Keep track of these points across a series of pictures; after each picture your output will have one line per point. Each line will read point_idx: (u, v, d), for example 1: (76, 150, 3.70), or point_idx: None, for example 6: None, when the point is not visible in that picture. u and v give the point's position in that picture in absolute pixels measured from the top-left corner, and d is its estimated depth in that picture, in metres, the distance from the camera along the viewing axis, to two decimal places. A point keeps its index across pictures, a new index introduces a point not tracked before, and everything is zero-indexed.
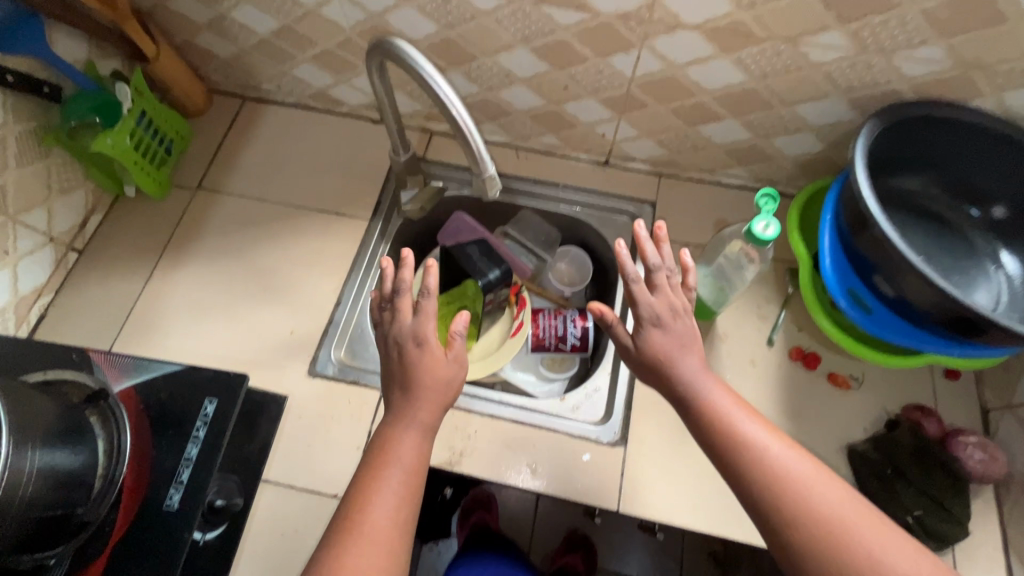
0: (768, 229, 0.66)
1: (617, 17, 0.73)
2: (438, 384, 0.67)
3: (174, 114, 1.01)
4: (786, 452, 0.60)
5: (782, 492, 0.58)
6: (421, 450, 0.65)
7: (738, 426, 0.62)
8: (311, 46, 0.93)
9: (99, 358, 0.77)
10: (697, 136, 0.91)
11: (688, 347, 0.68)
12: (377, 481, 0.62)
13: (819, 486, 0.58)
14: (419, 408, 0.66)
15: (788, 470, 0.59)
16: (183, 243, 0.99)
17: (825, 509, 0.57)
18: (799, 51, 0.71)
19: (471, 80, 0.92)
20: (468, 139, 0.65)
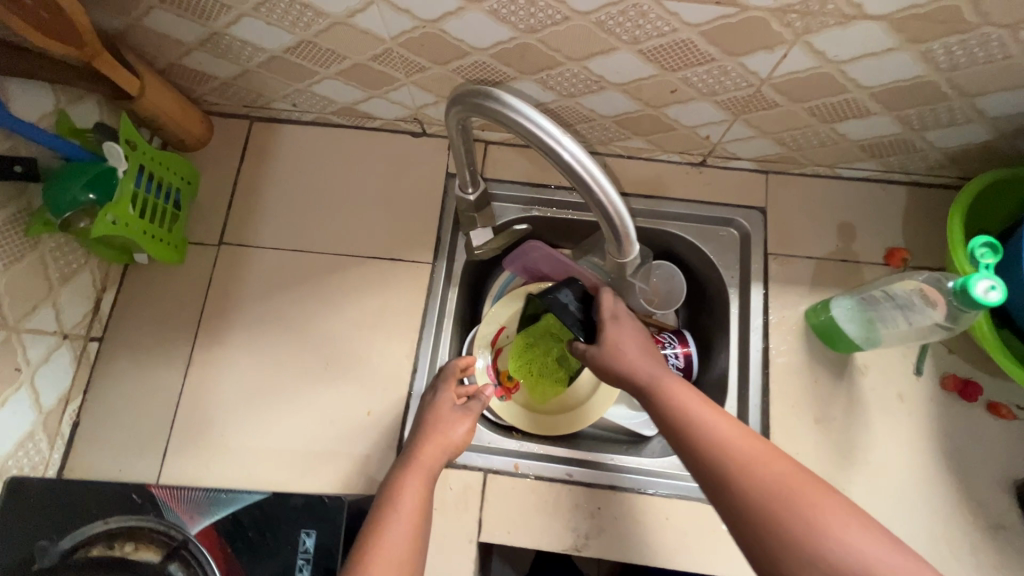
0: (992, 293, 0.52)
1: (772, 10, 0.54)
2: (442, 431, 0.70)
3: (174, 156, 0.82)
4: (741, 437, 0.57)
5: (726, 462, 0.55)
6: (423, 492, 0.65)
7: (685, 401, 0.61)
8: (338, 61, 0.73)
9: (166, 497, 0.66)
10: (829, 133, 0.74)
11: (627, 336, 0.69)
12: (383, 518, 0.61)
13: (759, 456, 0.55)
14: (422, 448, 0.68)
15: (731, 443, 0.56)
16: (218, 314, 0.84)
17: (773, 480, 0.53)
18: (1015, 37, 0.54)
19: (547, 88, 0.73)
20: (604, 211, 0.50)
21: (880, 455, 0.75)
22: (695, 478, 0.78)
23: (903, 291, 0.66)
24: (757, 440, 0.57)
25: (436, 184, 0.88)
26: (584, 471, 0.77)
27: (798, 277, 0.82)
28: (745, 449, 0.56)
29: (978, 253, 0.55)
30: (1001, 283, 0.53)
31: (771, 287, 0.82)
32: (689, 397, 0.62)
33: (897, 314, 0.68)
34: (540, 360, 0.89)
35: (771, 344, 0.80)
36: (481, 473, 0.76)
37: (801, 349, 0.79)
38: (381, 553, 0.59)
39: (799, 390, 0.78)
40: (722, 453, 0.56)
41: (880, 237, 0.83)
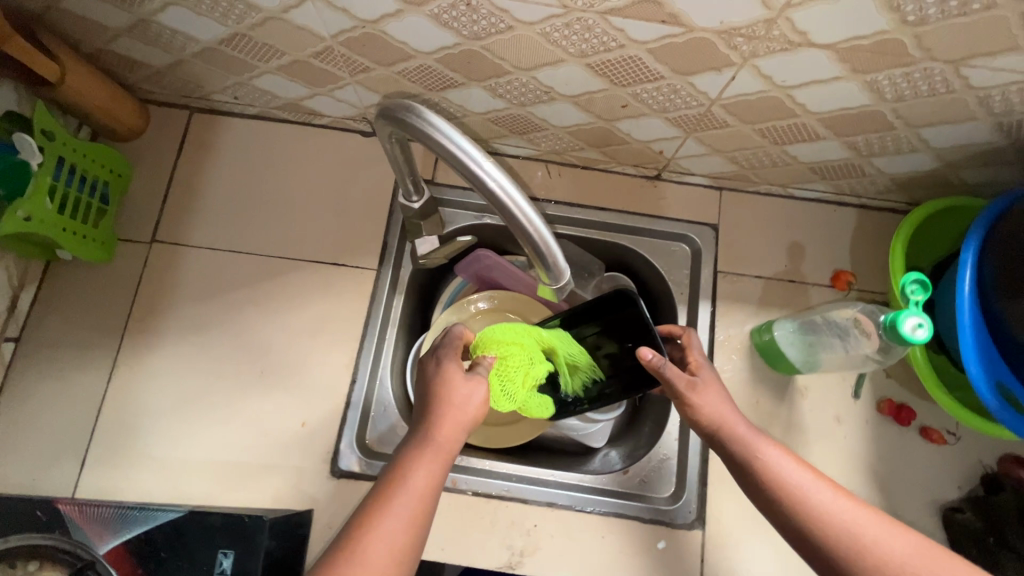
0: (919, 331, 0.53)
1: (718, 32, 0.52)
2: (455, 406, 0.58)
3: (102, 147, 0.77)
4: (843, 503, 0.54)
5: (840, 537, 0.52)
6: (432, 479, 0.54)
7: (775, 465, 0.57)
8: (277, 56, 0.69)
9: (74, 514, 0.62)
10: (781, 155, 0.74)
11: (703, 389, 0.64)
12: (385, 501, 0.51)
13: (870, 524, 0.52)
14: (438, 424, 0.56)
15: (838, 514, 0.53)
16: (147, 315, 0.79)
17: (884, 551, 0.51)
18: (958, 73, 0.53)
19: (497, 95, 0.70)
20: (531, 242, 0.49)
21: None
22: (633, 496, 0.77)
23: (842, 318, 0.67)
24: (864, 507, 0.54)
25: (385, 187, 0.85)
26: (569, 495, 0.76)
27: (747, 296, 0.82)
28: (853, 518, 0.53)
29: (907, 289, 0.56)
30: (929, 320, 0.54)
31: (719, 305, 0.82)
32: (781, 461, 0.57)
33: (833, 340, 0.69)
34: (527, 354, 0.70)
35: (717, 363, 0.80)
36: None
37: (746, 368, 0.79)
38: (376, 540, 0.50)
39: (742, 410, 0.78)
40: (833, 526, 0.53)
41: (828, 259, 0.83)
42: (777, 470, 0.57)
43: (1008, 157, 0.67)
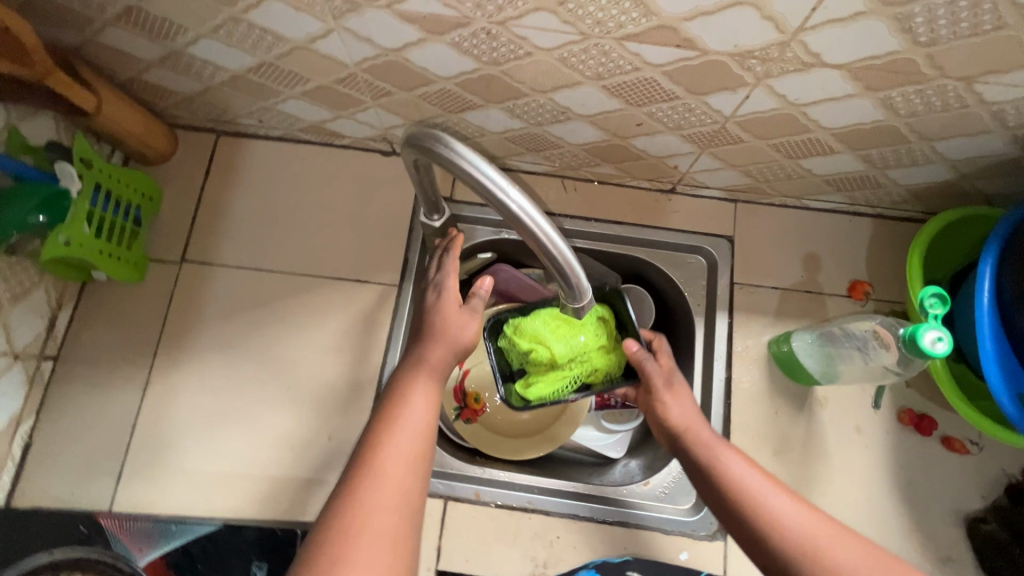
0: (939, 344, 0.54)
1: (732, 55, 0.54)
2: (454, 331, 0.66)
3: (134, 172, 0.81)
4: (796, 511, 0.58)
5: (786, 537, 0.57)
6: (431, 404, 0.61)
7: (733, 469, 0.62)
8: (302, 82, 0.72)
9: None
10: (795, 168, 0.75)
11: (678, 398, 0.69)
12: (388, 425, 0.58)
13: (814, 525, 0.57)
14: (433, 346, 0.64)
15: (784, 518, 0.58)
16: (178, 333, 0.82)
17: (835, 557, 0.55)
18: (971, 89, 0.54)
19: (514, 116, 0.72)
20: (552, 263, 0.50)
21: (837, 487, 0.76)
22: (654, 507, 0.77)
23: (859, 330, 0.68)
24: (815, 513, 0.58)
25: (405, 205, 0.87)
26: (585, 505, 0.77)
27: (763, 307, 0.83)
28: (801, 521, 0.57)
29: (926, 303, 0.58)
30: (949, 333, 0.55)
31: (736, 317, 0.83)
32: (738, 467, 0.63)
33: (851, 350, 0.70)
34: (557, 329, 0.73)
35: (734, 373, 0.80)
36: (441, 500, 0.76)
37: (764, 379, 0.80)
38: (384, 462, 0.55)
39: (760, 421, 0.78)
40: (782, 527, 0.57)
41: (845, 269, 0.83)
42: (735, 472, 0.62)
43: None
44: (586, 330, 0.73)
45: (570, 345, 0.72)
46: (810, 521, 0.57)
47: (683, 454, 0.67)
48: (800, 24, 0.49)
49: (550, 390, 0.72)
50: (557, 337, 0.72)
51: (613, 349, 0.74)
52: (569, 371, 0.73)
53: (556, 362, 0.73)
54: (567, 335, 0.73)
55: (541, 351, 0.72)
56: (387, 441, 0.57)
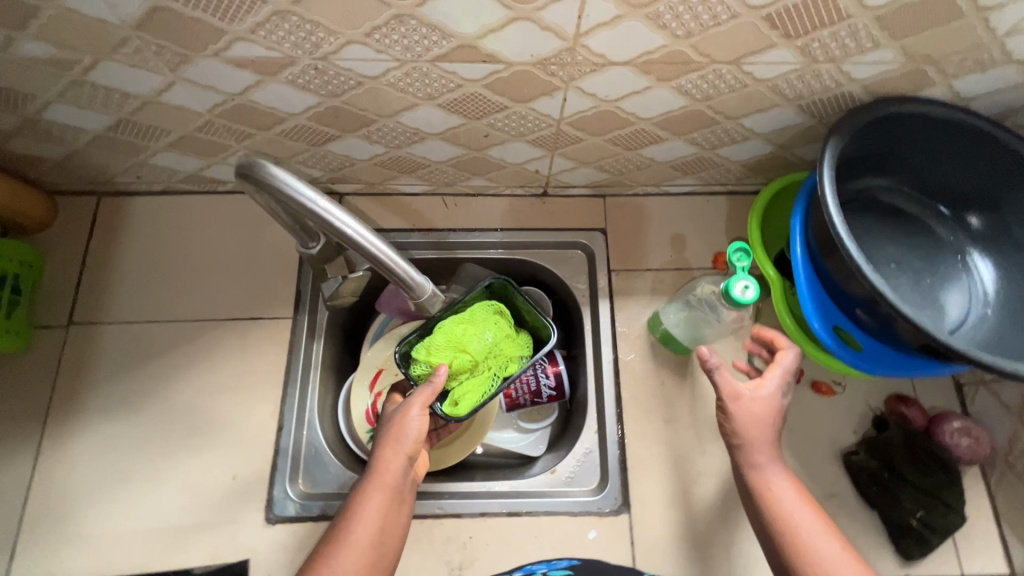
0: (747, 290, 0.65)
1: (534, 64, 0.61)
2: (398, 434, 0.66)
3: (7, 242, 0.81)
4: (831, 548, 0.59)
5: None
6: (383, 513, 0.62)
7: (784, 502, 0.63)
8: (164, 134, 0.75)
9: None
10: (639, 158, 0.82)
11: (762, 402, 0.67)
12: (341, 538, 0.61)
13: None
14: (386, 456, 0.65)
15: (831, 563, 0.58)
16: (68, 396, 0.81)
17: None
18: (743, 70, 0.62)
19: (374, 142, 0.77)
20: (387, 271, 0.55)
21: (726, 445, 0.81)
22: (562, 493, 0.80)
23: (703, 293, 0.79)
24: (852, 555, 0.59)
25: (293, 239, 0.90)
26: (494, 501, 0.79)
27: (640, 289, 0.89)
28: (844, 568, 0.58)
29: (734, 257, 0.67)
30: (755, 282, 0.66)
31: (616, 301, 0.89)
32: (785, 489, 0.64)
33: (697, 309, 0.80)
34: (471, 333, 0.74)
35: (620, 353, 0.86)
36: None
37: (649, 354, 0.85)
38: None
39: (649, 394, 0.83)
40: (820, 570, 0.58)
41: (708, 244, 0.91)
42: (788, 509, 0.63)
43: (824, 133, 0.76)
44: (488, 325, 0.76)
45: (481, 343, 0.74)
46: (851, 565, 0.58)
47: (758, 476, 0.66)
48: (575, 30, 0.56)
49: (479, 396, 0.73)
50: (469, 341, 0.74)
51: (516, 335, 0.78)
52: (488, 371, 0.75)
53: (476, 364, 0.74)
54: (476, 337, 0.74)
55: (463, 358, 0.73)
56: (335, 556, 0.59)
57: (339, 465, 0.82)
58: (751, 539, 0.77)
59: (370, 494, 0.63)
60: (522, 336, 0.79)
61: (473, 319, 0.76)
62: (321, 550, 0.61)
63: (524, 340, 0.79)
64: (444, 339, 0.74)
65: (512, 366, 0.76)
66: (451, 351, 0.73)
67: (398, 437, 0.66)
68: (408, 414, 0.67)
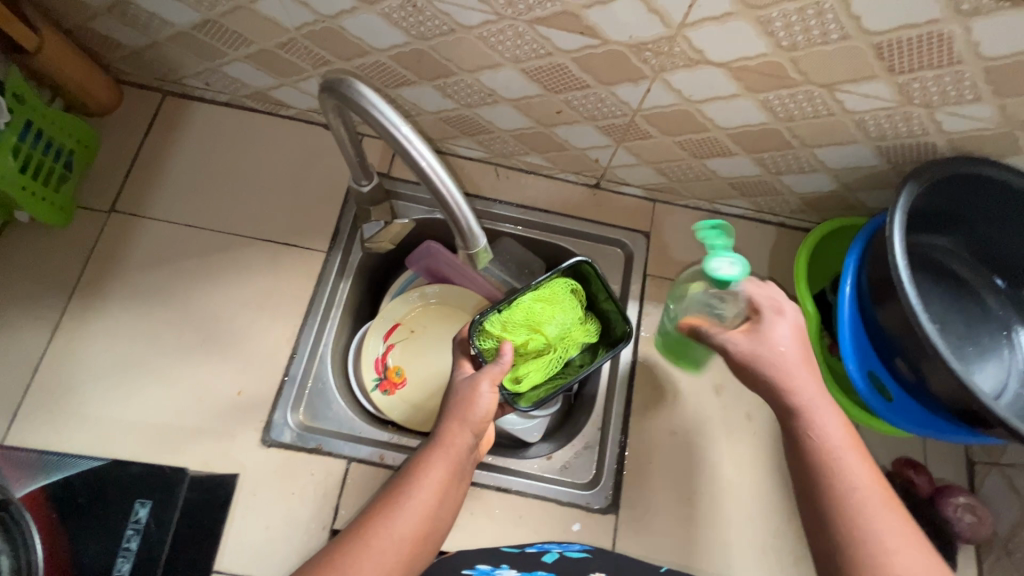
0: (731, 267, 0.59)
1: (629, 46, 0.60)
2: (469, 408, 0.64)
3: (70, 117, 0.81)
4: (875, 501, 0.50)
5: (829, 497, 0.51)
6: (442, 483, 0.60)
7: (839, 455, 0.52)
8: (245, 44, 0.76)
9: None
10: (701, 169, 0.81)
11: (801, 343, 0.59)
12: (393, 497, 0.58)
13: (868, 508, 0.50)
14: (452, 428, 0.63)
15: (854, 496, 0.50)
16: (96, 281, 0.82)
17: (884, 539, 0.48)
18: (834, 97, 0.62)
19: (446, 95, 0.77)
20: (458, 227, 0.54)
21: (726, 469, 0.80)
22: (554, 480, 0.80)
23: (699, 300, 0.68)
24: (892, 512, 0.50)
25: (341, 177, 0.90)
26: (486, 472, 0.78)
27: None
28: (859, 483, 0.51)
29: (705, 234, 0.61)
30: (741, 260, 0.60)
31: (646, 305, 0.88)
32: (834, 438, 0.53)
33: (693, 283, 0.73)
34: (549, 312, 0.75)
35: (639, 356, 0.85)
36: (345, 460, 0.77)
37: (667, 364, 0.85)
38: (376, 539, 0.54)
39: (659, 403, 0.83)
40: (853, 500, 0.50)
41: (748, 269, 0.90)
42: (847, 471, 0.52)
43: (894, 181, 0.75)
44: (564, 309, 0.76)
45: (557, 327, 0.75)
46: (866, 489, 0.51)
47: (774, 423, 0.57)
48: (681, 19, 0.55)
49: (540, 376, 0.75)
50: (546, 323, 0.74)
51: (586, 320, 0.79)
52: (554, 353, 0.76)
53: (546, 346, 0.75)
54: (553, 318, 0.75)
55: (538, 340, 0.74)
56: (387, 521, 0.56)
57: (341, 404, 0.83)
58: (732, 567, 0.76)
59: (434, 462, 0.60)
60: (591, 321, 0.80)
61: (554, 298, 0.76)
62: (377, 505, 0.58)
63: (594, 326, 0.80)
64: (523, 318, 0.73)
65: (573, 352, 0.78)
66: (528, 332, 0.74)
67: (466, 411, 0.64)
68: (477, 388, 0.65)
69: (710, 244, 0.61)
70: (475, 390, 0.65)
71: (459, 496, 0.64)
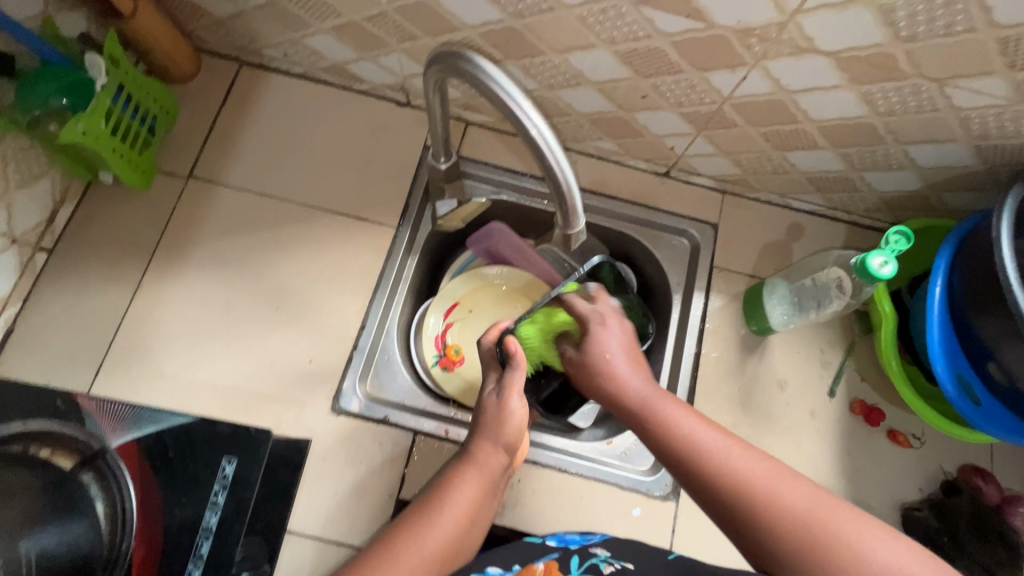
0: (884, 267, 0.64)
1: (735, 31, 0.59)
2: (502, 424, 0.64)
3: (156, 83, 0.83)
4: (748, 459, 0.54)
5: (728, 479, 0.53)
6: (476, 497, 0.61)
7: (708, 446, 0.56)
8: (335, 16, 0.77)
9: (89, 405, 0.74)
10: (782, 161, 0.80)
11: (634, 357, 0.67)
12: (426, 512, 0.59)
13: (782, 482, 0.52)
14: (484, 445, 0.64)
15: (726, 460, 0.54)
16: (175, 244, 0.83)
17: (779, 495, 0.51)
18: (943, 92, 0.60)
19: (529, 75, 0.76)
20: (563, 202, 0.56)
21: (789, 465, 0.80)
22: (613, 466, 0.81)
23: (828, 277, 0.76)
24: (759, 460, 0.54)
25: (412, 154, 0.91)
26: (548, 453, 0.79)
27: (738, 293, 0.87)
28: (740, 463, 0.54)
29: (892, 237, 0.66)
30: (894, 261, 0.65)
31: (711, 297, 0.87)
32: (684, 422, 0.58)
33: (824, 265, 0.78)
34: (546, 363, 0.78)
35: (703, 348, 0.85)
36: (410, 433, 0.78)
37: (731, 357, 0.84)
38: (408, 553, 0.56)
39: (723, 395, 0.82)
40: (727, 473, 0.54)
41: None
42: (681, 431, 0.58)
43: (986, 184, 0.73)
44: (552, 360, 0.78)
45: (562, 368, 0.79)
46: (769, 473, 0.53)
47: (632, 424, 0.62)
48: (798, 5, 0.55)
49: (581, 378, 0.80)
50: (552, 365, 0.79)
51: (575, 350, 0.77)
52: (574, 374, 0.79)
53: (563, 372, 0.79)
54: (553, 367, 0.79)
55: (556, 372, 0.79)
56: (416, 537, 0.57)
57: (406, 377, 0.84)
58: None
59: (466, 481, 0.62)
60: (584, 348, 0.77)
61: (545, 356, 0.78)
62: (409, 520, 0.59)
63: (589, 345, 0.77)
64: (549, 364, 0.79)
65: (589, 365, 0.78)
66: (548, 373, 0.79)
67: (497, 429, 0.64)
68: (506, 405, 0.65)
69: (884, 245, 0.66)
70: (504, 406, 0.65)
71: (493, 507, 0.65)
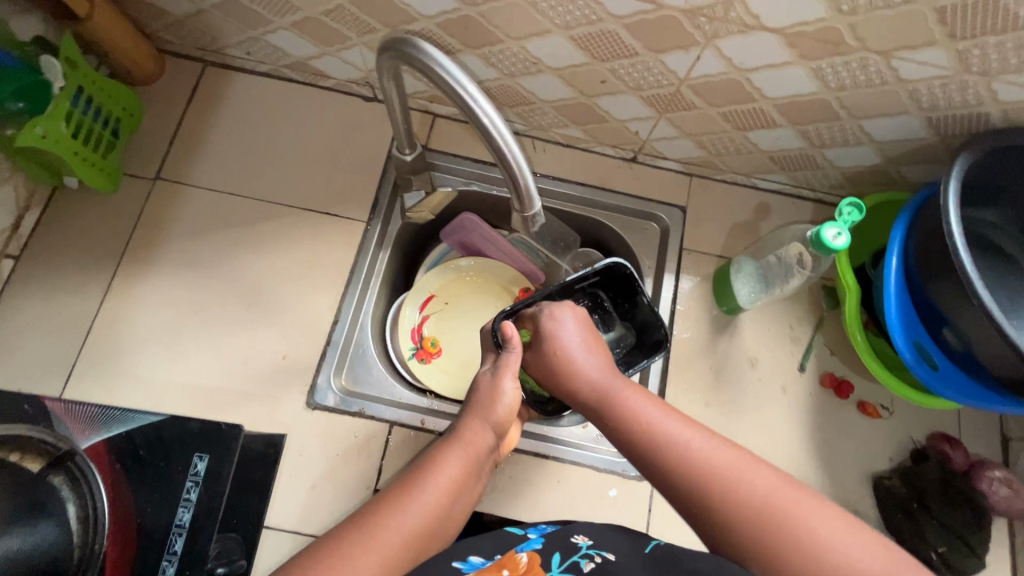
0: (838, 238, 0.65)
1: (684, 11, 0.60)
2: (490, 405, 0.65)
3: (118, 85, 0.82)
4: (708, 443, 0.55)
5: (684, 465, 0.54)
6: (459, 478, 0.61)
7: (666, 428, 0.56)
8: (293, 11, 0.77)
9: (57, 408, 0.73)
10: (743, 141, 0.81)
11: (594, 347, 0.67)
12: (410, 490, 0.58)
13: (746, 466, 0.53)
14: (472, 426, 0.64)
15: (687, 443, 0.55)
16: (143, 245, 0.83)
17: (747, 483, 0.51)
18: (889, 65, 0.62)
19: (490, 64, 0.77)
20: (517, 185, 0.56)
21: (761, 440, 0.81)
22: (589, 449, 0.82)
23: (792, 252, 0.77)
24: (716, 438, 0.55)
25: (379, 148, 0.91)
26: (523, 438, 0.80)
27: (709, 274, 0.88)
28: (701, 445, 0.54)
29: (845, 209, 0.67)
30: (848, 232, 0.66)
31: (682, 278, 0.88)
32: (647, 408, 0.59)
33: (785, 241, 0.79)
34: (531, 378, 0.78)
35: (675, 329, 0.85)
36: (386, 425, 0.79)
37: (701, 337, 0.85)
38: (387, 528, 0.54)
39: (695, 374, 0.83)
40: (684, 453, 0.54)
41: None
42: (640, 412, 0.59)
43: (941, 155, 0.74)
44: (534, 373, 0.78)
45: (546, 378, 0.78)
46: (732, 455, 0.53)
47: (592, 415, 0.63)
48: None
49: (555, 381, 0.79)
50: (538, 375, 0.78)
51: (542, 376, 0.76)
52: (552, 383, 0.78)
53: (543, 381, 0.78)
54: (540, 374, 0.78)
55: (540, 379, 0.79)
56: (398, 511, 0.55)
57: (382, 369, 0.84)
58: None
59: (452, 459, 0.62)
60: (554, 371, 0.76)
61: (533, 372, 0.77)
62: (393, 491, 0.58)
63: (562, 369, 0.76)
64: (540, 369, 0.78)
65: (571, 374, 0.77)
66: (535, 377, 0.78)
67: (488, 409, 0.65)
68: (500, 385, 0.66)
69: (837, 217, 0.67)
70: (497, 385, 0.66)
71: (475, 492, 0.64)
